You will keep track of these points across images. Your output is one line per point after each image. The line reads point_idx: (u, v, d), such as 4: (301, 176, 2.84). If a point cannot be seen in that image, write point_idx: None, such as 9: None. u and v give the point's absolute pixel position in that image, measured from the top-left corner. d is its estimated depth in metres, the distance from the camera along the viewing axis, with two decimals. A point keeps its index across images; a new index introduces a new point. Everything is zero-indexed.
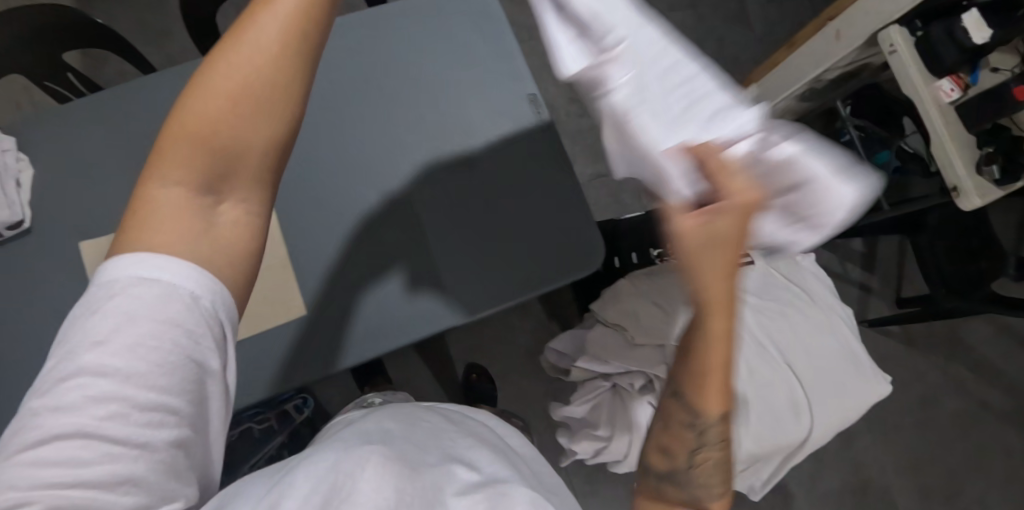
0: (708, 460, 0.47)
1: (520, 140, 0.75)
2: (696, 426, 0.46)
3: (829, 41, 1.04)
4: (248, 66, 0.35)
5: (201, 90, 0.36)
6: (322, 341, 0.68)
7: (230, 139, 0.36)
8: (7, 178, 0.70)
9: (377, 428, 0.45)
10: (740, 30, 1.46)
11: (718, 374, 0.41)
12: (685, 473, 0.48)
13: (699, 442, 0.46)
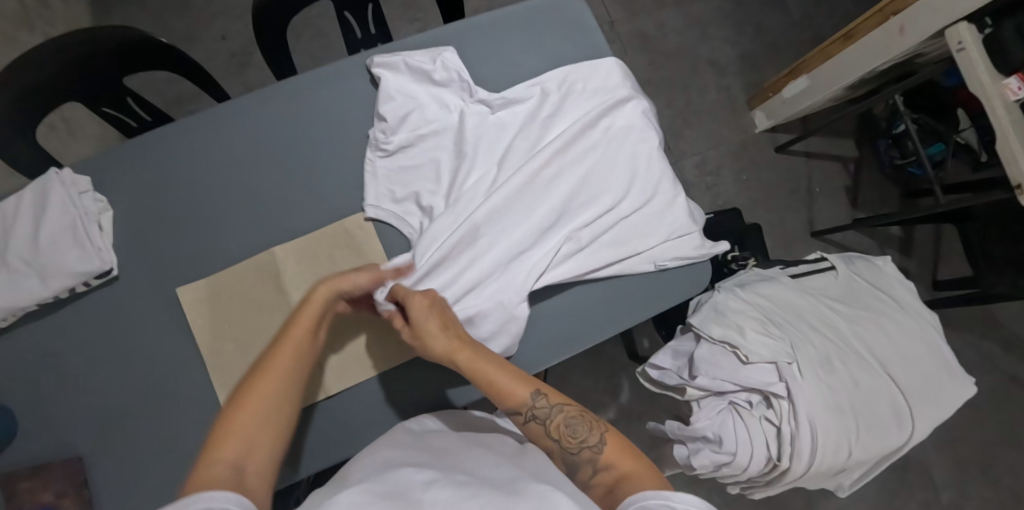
0: (567, 419, 0.55)
1: (628, 161, 0.72)
2: (530, 416, 0.55)
3: (891, 34, 1.03)
4: (278, 375, 0.50)
5: (249, 396, 0.48)
6: (444, 379, 0.68)
7: (257, 427, 0.46)
8: (89, 223, 0.66)
9: (361, 462, 0.53)
10: (778, 15, 1.45)
11: (503, 378, 0.56)
12: (563, 452, 0.54)
13: (569, 433, 0.54)
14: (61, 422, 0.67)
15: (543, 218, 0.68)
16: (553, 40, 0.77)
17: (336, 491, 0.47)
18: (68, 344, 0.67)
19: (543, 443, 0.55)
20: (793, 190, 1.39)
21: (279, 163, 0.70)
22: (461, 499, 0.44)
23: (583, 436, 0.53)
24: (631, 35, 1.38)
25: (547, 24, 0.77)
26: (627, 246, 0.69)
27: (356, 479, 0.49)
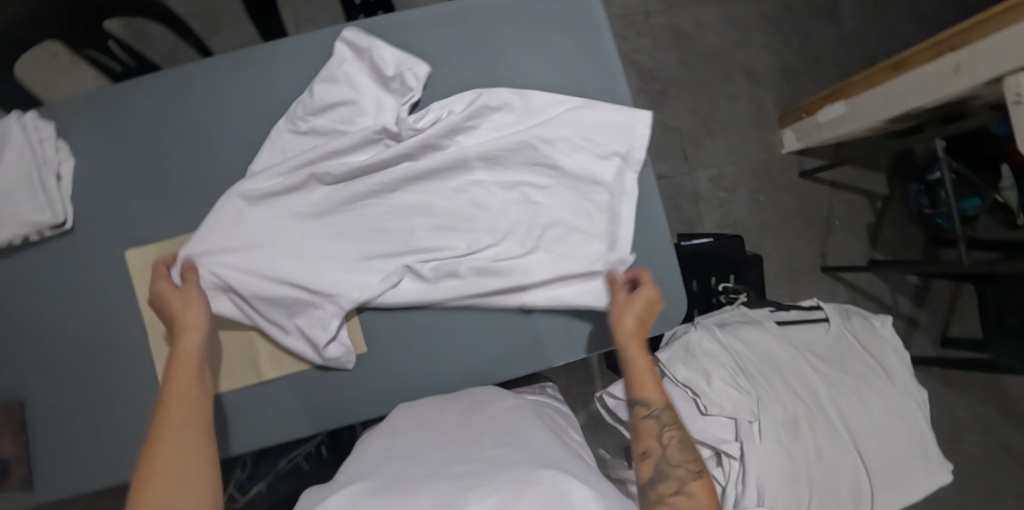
0: (675, 438, 0.55)
1: (611, 187, 0.67)
2: (656, 414, 0.56)
3: (943, 73, 0.93)
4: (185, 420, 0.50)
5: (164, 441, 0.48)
6: (381, 384, 0.67)
7: (182, 470, 0.46)
8: (46, 173, 0.64)
9: (387, 446, 0.54)
10: (829, 26, 1.33)
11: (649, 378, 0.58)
12: (660, 459, 0.54)
13: (676, 449, 0.54)
14: (7, 366, 0.67)
15: (431, 247, 0.65)
16: (554, 33, 0.70)
17: (336, 489, 0.48)
18: (16, 288, 0.67)
19: (646, 441, 0.55)
20: (812, 218, 1.31)
21: (246, 138, 0.67)
22: (461, 491, 0.43)
23: (686, 455, 0.53)
24: (665, 28, 1.28)
25: (550, 14, 0.70)
26: (511, 295, 0.65)
27: (352, 479, 0.49)
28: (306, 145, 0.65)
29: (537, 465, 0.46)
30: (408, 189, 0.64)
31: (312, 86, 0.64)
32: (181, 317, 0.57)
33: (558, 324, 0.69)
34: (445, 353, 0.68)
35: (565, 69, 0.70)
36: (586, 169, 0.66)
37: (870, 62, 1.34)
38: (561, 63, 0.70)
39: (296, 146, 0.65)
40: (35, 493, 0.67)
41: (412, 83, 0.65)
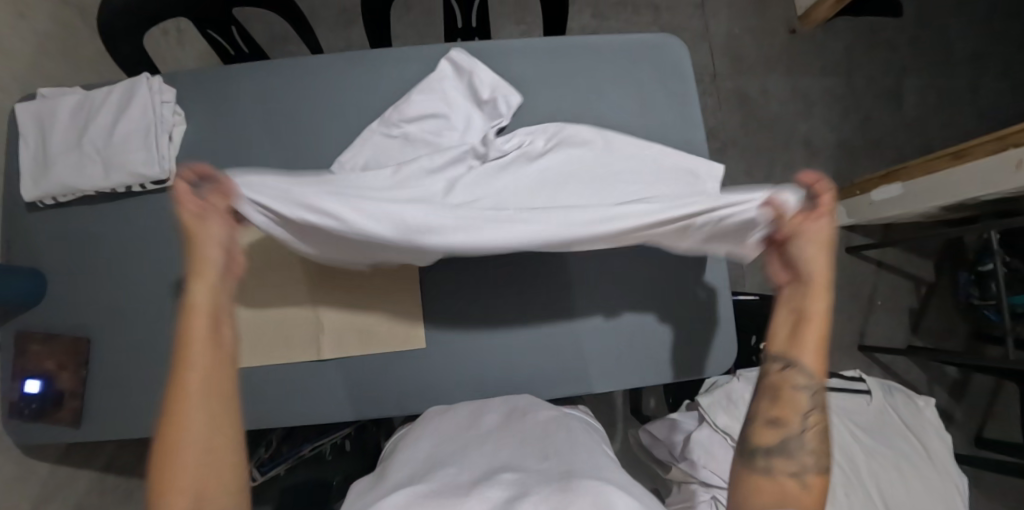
0: (818, 424, 0.56)
1: None
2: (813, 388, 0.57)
3: (1005, 166, 0.94)
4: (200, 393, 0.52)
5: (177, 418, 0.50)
6: (429, 378, 0.71)
7: (204, 459, 0.49)
8: (161, 131, 0.69)
9: (432, 451, 0.55)
10: (889, 111, 1.37)
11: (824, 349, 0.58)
12: (795, 435, 0.55)
13: (815, 429, 0.56)
14: (83, 302, 0.71)
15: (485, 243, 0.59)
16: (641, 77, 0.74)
17: (383, 490, 0.49)
18: (108, 233, 0.71)
19: (785, 410, 0.56)
20: (853, 292, 1.30)
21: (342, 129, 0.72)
22: (515, 497, 0.44)
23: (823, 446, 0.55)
24: (731, 92, 1.36)
25: (640, 60, 0.75)
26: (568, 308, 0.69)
27: (401, 480, 0.50)
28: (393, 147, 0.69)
29: (586, 475, 0.47)
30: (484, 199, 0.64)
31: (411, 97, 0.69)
32: (200, 259, 0.55)
33: (605, 350, 0.71)
34: (494, 359, 0.71)
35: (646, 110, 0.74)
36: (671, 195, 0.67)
37: (928, 150, 1.37)
38: (644, 103, 0.74)
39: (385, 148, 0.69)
40: (79, 429, 0.70)
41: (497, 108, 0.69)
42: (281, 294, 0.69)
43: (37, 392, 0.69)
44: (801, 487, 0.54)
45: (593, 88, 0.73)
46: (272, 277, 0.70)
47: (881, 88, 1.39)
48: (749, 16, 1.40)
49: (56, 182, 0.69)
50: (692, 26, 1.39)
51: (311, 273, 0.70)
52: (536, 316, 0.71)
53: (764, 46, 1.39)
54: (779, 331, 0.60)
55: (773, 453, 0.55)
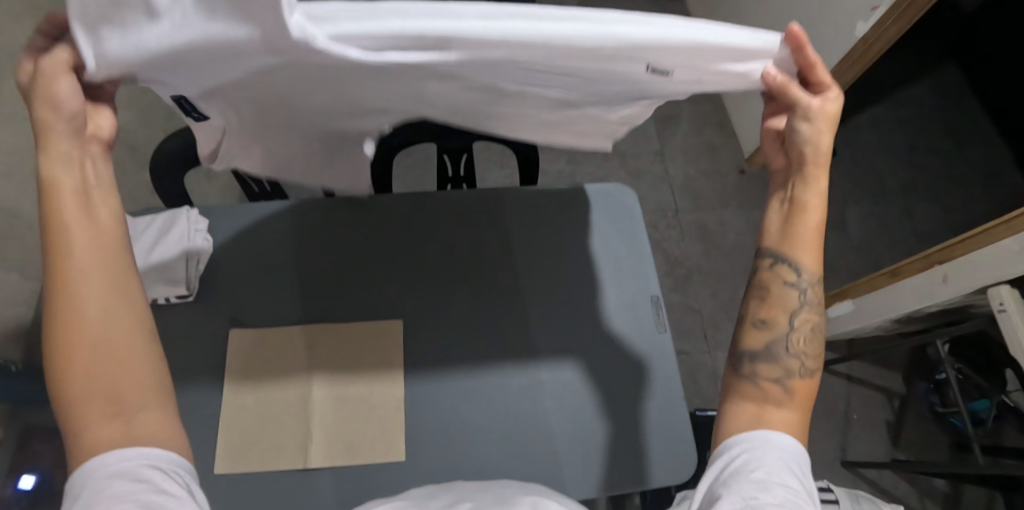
0: (807, 322, 0.51)
1: (627, 343, 0.82)
2: (796, 286, 0.51)
3: (935, 280, 1.06)
4: (89, 342, 0.40)
5: (68, 364, 0.39)
6: (408, 483, 0.73)
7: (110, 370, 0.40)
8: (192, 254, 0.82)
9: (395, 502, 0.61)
10: (835, 237, 1.54)
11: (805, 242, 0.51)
12: (782, 337, 0.51)
13: (806, 329, 0.51)
14: None
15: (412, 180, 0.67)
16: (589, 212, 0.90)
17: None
18: None
19: (771, 311, 0.52)
20: (828, 405, 1.34)
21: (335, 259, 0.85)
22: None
23: (807, 349, 0.51)
24: (691, 222, 1.54)
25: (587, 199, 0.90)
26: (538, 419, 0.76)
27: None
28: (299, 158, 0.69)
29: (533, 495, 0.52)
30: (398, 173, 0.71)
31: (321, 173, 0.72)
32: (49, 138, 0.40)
33: (577, 456, 0.75)
34: (470, 464, 0.74)
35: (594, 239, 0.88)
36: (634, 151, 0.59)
37: (876, 267, 1.51)
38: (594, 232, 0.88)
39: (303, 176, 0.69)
40: None
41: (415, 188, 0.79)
42: (278, 404, 0.76)
43: (30, 488, 0.71)
44: (786, 395, 0.49)
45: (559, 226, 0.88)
46: (273, 387, 0.77)
47: (824, 215, 1.57)
48: (702, 160, 1.64)
49: None
50: (653, 167, 1.62)
51: (308, 385, 0.77)
52: (512, 425, 0.76)
53: (717, 184, 1.60)
54: (771, 226, 0.53)
55: (754, 363, 0.50)
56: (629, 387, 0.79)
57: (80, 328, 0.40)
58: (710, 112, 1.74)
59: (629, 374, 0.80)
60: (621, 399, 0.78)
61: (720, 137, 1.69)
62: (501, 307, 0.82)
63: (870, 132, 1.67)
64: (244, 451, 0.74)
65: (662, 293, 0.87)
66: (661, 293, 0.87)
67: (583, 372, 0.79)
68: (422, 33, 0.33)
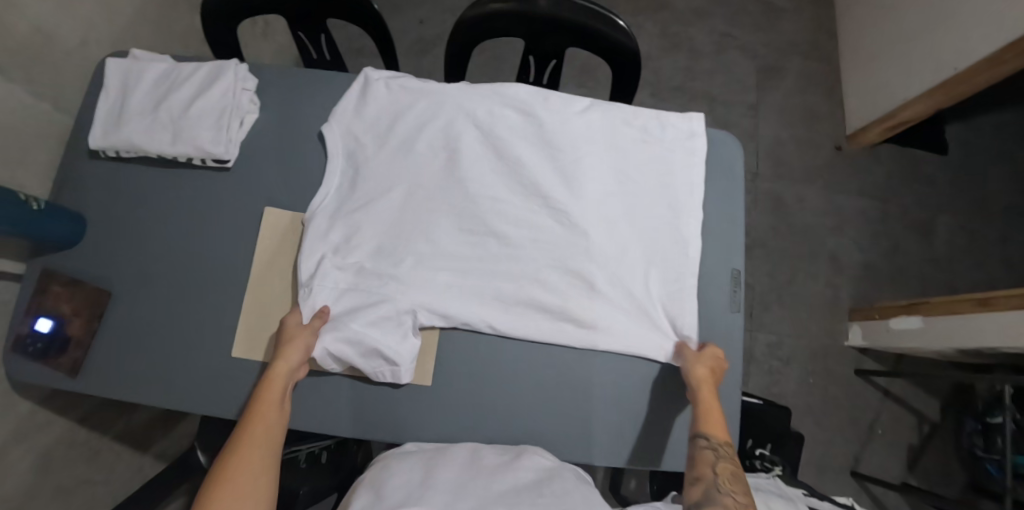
0: (727, 469, 0.59)
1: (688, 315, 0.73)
2: (713, 448, 0.60)
3: None
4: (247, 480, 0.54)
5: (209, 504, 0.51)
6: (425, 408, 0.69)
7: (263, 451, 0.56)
8: (235, 116, 0.73)
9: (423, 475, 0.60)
10: (920, 244, 1.39)
11: (716, 415, 0.62)
12: (714, 485, 0.58)
13: (729, 468, 0.59)
14: (117, 257, 0.73)
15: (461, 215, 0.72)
16: (685, 154, 0.74)
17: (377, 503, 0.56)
18: (160, 199, 0.74)
19: (699, 468, 0.59)
20: (855, 414, 1.28)
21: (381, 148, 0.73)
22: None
23: (738, 487, 0.57)
24: (766, 194, 1.40)
25: (685, 137, 0.74)
26: (574, 375, 0.70)
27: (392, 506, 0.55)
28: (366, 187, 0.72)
29: None
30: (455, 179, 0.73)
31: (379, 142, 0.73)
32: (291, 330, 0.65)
33: (608, 424, 0.70)
34: (493, 406, 0.70)
35: (679, 184, 0.74)
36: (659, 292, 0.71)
37: (952, 288, 1.36)
38: (686, 177, 0.74)
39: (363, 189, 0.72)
40: (72, 381, 0.70)
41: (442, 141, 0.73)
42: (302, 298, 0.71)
43: (46, 332, 0.69)
44: None
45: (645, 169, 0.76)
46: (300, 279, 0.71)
47: (914, 219, 1.41)
48: (798, 127, 1.46)
49: (124, 137, 0.71)
50: (742, 124, 1.45)
51: None
52: (544, 376, 0.70)
53: (807, 158, 1.44)
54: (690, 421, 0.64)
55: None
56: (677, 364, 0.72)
57: (265, 423, 0.58)
58: (822, 73, 1.51)
59: None
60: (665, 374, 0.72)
61: (824, 105, 1.49)
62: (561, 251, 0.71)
63: (998, 135, 1.46)
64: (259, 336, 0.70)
65: (745, 270, 0.77)
66: (745, 269, 0.76)
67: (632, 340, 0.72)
68: (546, 320, 0.70)
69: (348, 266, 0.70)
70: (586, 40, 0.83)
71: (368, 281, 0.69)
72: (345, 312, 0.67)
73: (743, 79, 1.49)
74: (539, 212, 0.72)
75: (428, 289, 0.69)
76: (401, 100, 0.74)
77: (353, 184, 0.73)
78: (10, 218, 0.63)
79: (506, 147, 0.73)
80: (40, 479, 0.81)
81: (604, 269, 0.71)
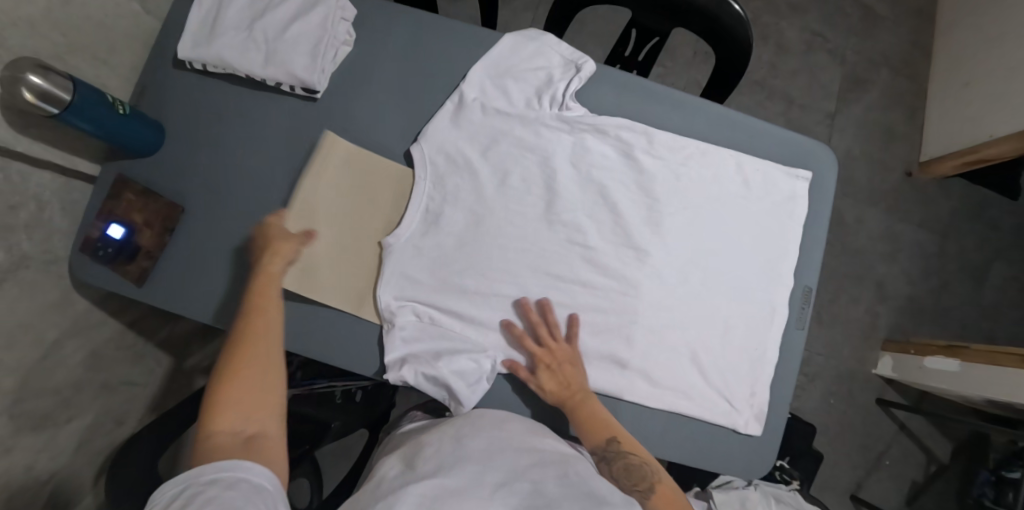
0: (621, 469, 0.63)
1: (746, 329, 0.75)
2: (601, 455, 0.64)
3: None
4: (252, 375, 0.54)
5: (223, 401, 0.52)
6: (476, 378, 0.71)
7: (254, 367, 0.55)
8: (329, 47, 0.69)
9: (454, 439, 0.58)
10: (970, 287, 1.36)
11: (594, 423, 0.65)
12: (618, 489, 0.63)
13: (621, 469, 0.63)
14: (192, 173, 0.72)
15: (552, 259, 0.71)
16: (784, 210, 0.76)
17: (412, 475, 0.53)
18: (241, 119, 0.72)
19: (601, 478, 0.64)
20: (866, 440, 1.30)
21: (473, 161, 0.71)
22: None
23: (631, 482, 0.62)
24: None
25: (787, 194, 0.76)
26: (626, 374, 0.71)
27: (429, 470, 0.53)
28: (454, 211, 0.71)
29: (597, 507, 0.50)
30: (547, 221, 0.71)
31: (472, 166, 0.71)
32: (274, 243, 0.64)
33: (648, 419, 0.72)
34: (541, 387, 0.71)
35: (761, 227, 0.75)
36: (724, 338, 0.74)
37: (989, 337, 1.35)
38: (777, 236, 0.76)
39: (447, 214, 0.71)
40: (138, 289, 0.70)
41: (536, 177, 0.72)
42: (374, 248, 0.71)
43: (118, 238, 0.68)
44: None
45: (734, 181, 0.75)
46: (375, 228, 0.71)
47: (969, 260, 1.37)
48: (872, 145, 1.40)
49: (213, 51, 0.68)
50: (814, 134, 1.39)
51: (407, 241, 0.70)
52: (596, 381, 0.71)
53: (875, 179, 1.39)
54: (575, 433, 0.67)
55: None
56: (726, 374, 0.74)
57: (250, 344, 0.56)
58: (909, 93, 1.44)
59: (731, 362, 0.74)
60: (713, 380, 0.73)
61: (904, 126, 1.42)
62: (642, 306, 0.72)
63: None
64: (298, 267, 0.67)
65: (815, 287, 0.79)
66: (816, 288, 0.79)
67: (688, 349, 0.73)
68: (617, 377, 0.71)
69: (431, 298, 0.69)
70: (697, 26, 0.80)
71: (448, 319, 0.69)
72: (427, 351, 0.67)
73: (826, 85, 1.42)
74: (627, 266, 0.72)
75: (510, 334, 0.69)
76: (497, 127, 0.71)
77: (438, 215, 0.71)
78: (96, 119, 0.61)
79: (606, 190, 0.72)
80: (87, 373, 0.83)
81: (679, 332, 0.73)
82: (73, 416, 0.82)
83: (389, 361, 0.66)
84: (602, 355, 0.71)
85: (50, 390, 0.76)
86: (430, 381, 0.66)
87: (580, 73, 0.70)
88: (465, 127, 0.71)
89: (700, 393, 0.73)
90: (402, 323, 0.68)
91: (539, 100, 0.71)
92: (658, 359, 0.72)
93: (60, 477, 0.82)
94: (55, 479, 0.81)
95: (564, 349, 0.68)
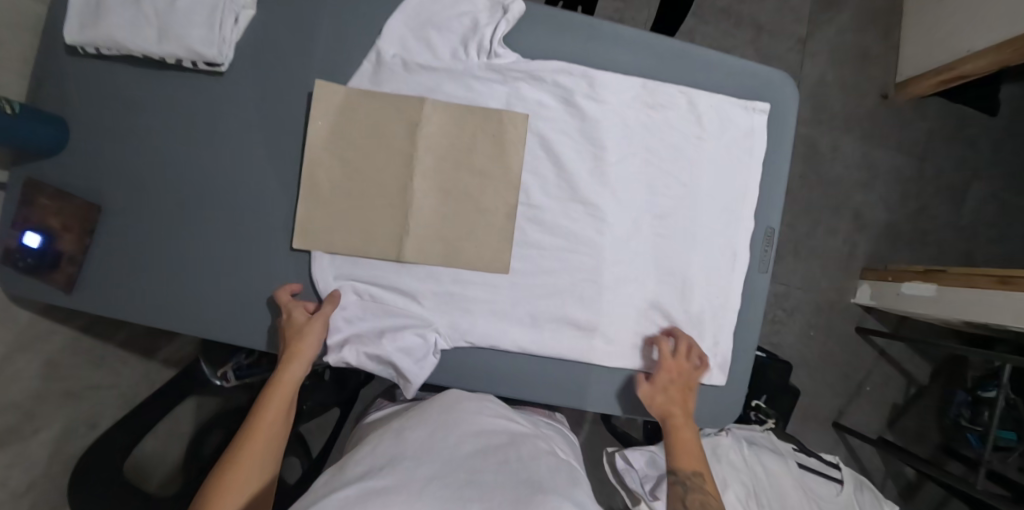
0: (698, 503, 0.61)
1: (706, 278, 0.72)
2: (682, 482, 0.63)
3: None
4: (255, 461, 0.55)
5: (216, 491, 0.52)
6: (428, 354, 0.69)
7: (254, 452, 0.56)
8: (228, 12, 0.62)
9: (396, 433, 0.54)
10: (949, 208, 1.33)
11: (687, 450, 0.65)
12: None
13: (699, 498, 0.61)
14: (105, 167, 0.67)
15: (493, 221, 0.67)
16: (742, 147, 0.72)
17: (343, 479, 0.48)
18: (148, 101, 0.67)
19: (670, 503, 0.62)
20: (847, 369, 1.31)
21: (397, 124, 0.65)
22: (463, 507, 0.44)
23: None
24: (801, 139, 1.32)
25: (745, 129, 0.72)
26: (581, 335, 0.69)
27: (360, 468, 0.49)
28: None
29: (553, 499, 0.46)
30: None
31: None
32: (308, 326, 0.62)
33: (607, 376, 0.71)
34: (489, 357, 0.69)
35: (718, 169, 0.72)
36: (682, 292, 0.72)
37: (968, 258, 1.33)
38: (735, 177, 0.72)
39: None
40: (66, 296, 0.67)
41: None
42: None
43: (35, 247, 0.64)
44: None
45: (686, 122, 0.70)
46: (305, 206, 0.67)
47: (947, 181, 1.34)
48: (847, 69, 1.34)
49: (102, 32, 0.62)
50: (786, 62, 1.33)
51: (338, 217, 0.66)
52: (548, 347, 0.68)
53: (850, 105, 1.33)
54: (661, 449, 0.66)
55: None
56: (686, 325, 0.72)
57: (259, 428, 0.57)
58: (884, 8, 1.36)
59: (691, 312, 0.72)
60: (673, 332, 0.72)
61: (879, 47, 1.35)
62: (592, 263, 0.69)
63: None
64: (438, 239, 0.65)
65: (778, 227, 0.76)
66: (779, 228, 0.76)
67: (646, 302, 0.71)
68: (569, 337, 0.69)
69: (370, 274, 0.66)
70: None
71: (390, 296, 0.66)
72: (371, 329, 0.65)
73: (797, 7, 1.33)
74: (574, 223, 0.68)
75: (454, 305, 0.67)
76: (423, 84, 0.65)
77: None
78: None
79: (549, 143, 0.67)
80: (47, 383, 0.82)
81: (632, 287, 0.70)
82: (40, 427, 0.81)
83: (329, 344, 0.64)
84: (553, 318, 0.69)
85: (7, 405, 0.75)
86: (376, 358, 0.64)
87: (507, 15, 0.64)
88: (389, 86, 0.65)
89: (661, 347, 0.71)
90: (343, 302, 0.65)
91: (465, 49, 0.65)
92: (613, 316, 0.70)
93: (38, 487, 0.82)
94: (33, 490, 0.81)
95: (685, 375, 0.69)
